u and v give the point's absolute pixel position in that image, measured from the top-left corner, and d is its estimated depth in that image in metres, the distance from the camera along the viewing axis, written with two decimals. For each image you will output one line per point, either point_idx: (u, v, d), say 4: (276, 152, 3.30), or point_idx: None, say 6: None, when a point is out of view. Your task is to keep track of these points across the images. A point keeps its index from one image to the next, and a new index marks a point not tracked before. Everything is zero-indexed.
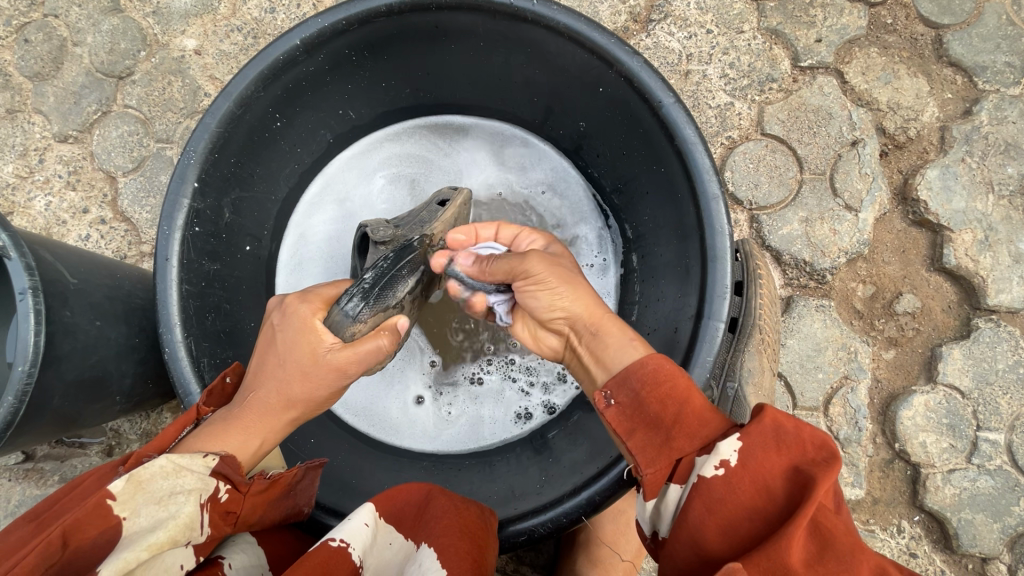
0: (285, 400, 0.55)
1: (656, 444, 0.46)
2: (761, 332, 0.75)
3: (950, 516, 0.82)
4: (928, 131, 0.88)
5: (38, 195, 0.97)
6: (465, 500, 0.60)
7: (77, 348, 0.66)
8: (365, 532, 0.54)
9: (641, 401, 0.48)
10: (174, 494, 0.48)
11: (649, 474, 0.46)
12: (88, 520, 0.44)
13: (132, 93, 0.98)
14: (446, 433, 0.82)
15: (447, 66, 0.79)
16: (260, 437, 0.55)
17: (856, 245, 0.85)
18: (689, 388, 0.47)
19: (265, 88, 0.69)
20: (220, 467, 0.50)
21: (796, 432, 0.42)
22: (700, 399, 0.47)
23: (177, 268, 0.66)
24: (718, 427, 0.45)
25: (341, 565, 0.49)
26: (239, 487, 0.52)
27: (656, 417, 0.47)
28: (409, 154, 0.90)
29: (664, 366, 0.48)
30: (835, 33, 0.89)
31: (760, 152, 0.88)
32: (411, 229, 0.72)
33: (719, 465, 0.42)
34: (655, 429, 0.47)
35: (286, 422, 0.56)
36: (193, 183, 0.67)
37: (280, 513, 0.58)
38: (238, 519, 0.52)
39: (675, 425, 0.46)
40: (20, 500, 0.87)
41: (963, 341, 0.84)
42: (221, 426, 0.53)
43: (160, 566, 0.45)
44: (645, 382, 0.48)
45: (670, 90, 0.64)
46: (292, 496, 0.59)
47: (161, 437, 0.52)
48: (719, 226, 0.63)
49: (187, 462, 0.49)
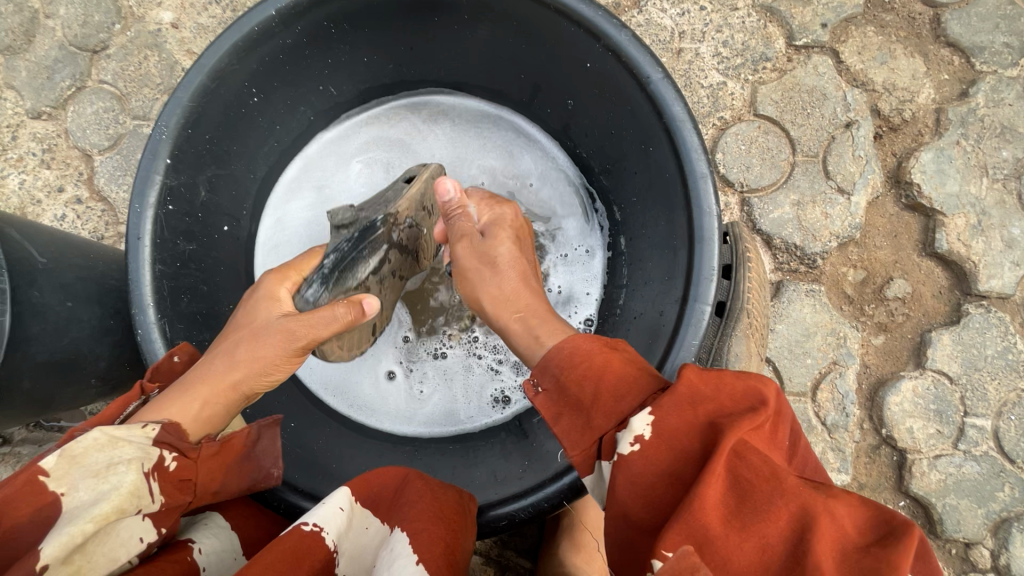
0: (231, 363, 0.55)
1: (579, 426, 0.46)
2: (749, 315, 0.74)
3: (934, 501, 0.82)
4: (923, 113, 0.86)
5: (12, 173, 0.94)
6: (442, 486, 0.59)
7: (47, 330, 0.64)
8: (339, 516, 0.52)
9: (561, 385, 0.48)
10: (113, 465, 0.46)
11: (577, 457, 0.46)
12: (21, 497, 0.42)
13: (107, 68, 0.94)
14: (420, 413, 0.81)
15: (431, 41, 0.76)
16: (200, 400, 0.53)
17: (847, 229, 0.84)
18: (610, 362, 0.47)
19: (240, 61, 0.67)
20: (160, 436, 0.49)
21: (710, 391, 0.42)
22: (615, 374, 0.46)
23: (150, 248, 0.64)
24: (636, 397, 0.44)
25: (314, 549, 0.48)
26: (187, 454, 0.51)
27: (577, 399, 0.47)
28: (391, 133, 0.87)
29: (580, 346, 0.49)
30: (831, 11, 0.87)
31: (753, 133, 0.86)
32: (373, 210, 0.69)
33: (634, 440, 0.41)
34: (577, 411, 0.46)
35: (231, 387, 0.55)
36: (165, 159, 0.65)
37: (243, 482, 0.56)
38: (195, 489, 0.52)
39: (595, 405, 0.45)
40: None
41: (953, 327, 0.84)
42: (164, 392, 0.53)
43: (115, 541, 0.45)
44: (563, 366, 0.48)
45: (660, 66, 0.62)
46: (252, 460, 0.57)
47: (106, 413, 0.51)
48: (707, 207, 0.61)
49: (123, 433, 0.47)
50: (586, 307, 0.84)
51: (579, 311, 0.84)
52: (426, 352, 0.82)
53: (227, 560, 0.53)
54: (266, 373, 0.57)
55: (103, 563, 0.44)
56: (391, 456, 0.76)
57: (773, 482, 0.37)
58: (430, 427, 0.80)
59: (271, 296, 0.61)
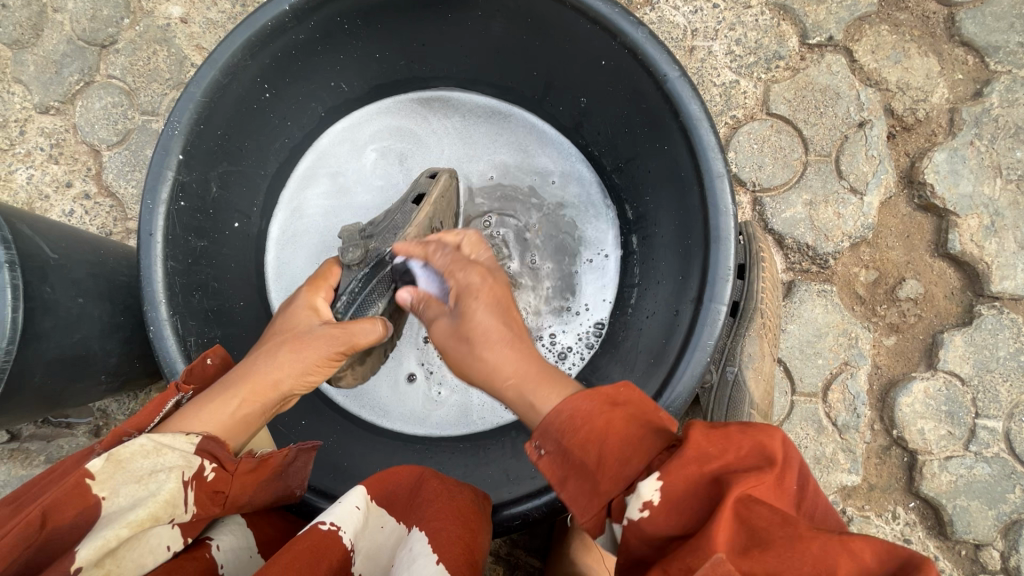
0: (275, 364, 0.56)
1: (586, 490, 0.42)
2: (762, 316, 0.74)
3: (945, 503, 0.82)
4: (937, 113, 0.85)
5: (19, 168, 0.94)
6: (458, 484, 0.59)
7: (58, 326, 0.63)
8: (356, 515, 0.52)
9: (564, 448, 0.43)
10: (155, 472, 0.46)
11: (588, 523, 0.43)
12: (66, 500, 0.42)
13: (116, 63, 0.94)
14: (435, 415, 0.81)
15: (444, 38, 0.76)
16: (240, 399, 0.54)
17: (860, 229, 0.84)
18: (614, 422, 0.43)
19: (253, 57, 0.66)
20: (203, 444, 0.49)
21: (715, 448, 0.39)
22: (620, 432, 0.42)
23: (162, 244, 0.64)
24: (642, 459, 0.41)
25: (332, 547, 0.48)
26: (226, 466, 0.50)
27: (582, 462, 0.43)
28: (403, 128, 0.87)
29: (580, 406, 0.44)
30: (845, 9, 0.86)
31: (765, 132, 0.86)
32: (382, 241, 0.71)
33: (643, 507, 0.38)
34: (584, 475, 0.43)
35: (275, 391, 0.56)
36: (178, 155, 0.64)
37: (269, 496, 0.56)
38: (226, 501, 0.51)
39: (600, 469, 0.42)
40: (5, 480, 0.85)
41: (965, 328, 0.83)
42: (209, 393, 0.54)
43: (143, 547, 0.45)
44: (564, 429, 0.44)
45: (676, 64, 0.62)
46: (282, 478, 0.58)
47: (142, 415, 0.51)
48: (724, 206, 0.61)
49: (168, 440, 0.48)
50: (597, 311, 0.83)
51: (590, 316, 0.83)
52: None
53: (245, 557, 0.53)
54: (306, 374, 0.58)
55: (131, 567, 0.44)
56: (402, 455, 0.76)
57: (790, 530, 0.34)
58: (443, 429, 0.80)
59: (310, 306, 0.63)
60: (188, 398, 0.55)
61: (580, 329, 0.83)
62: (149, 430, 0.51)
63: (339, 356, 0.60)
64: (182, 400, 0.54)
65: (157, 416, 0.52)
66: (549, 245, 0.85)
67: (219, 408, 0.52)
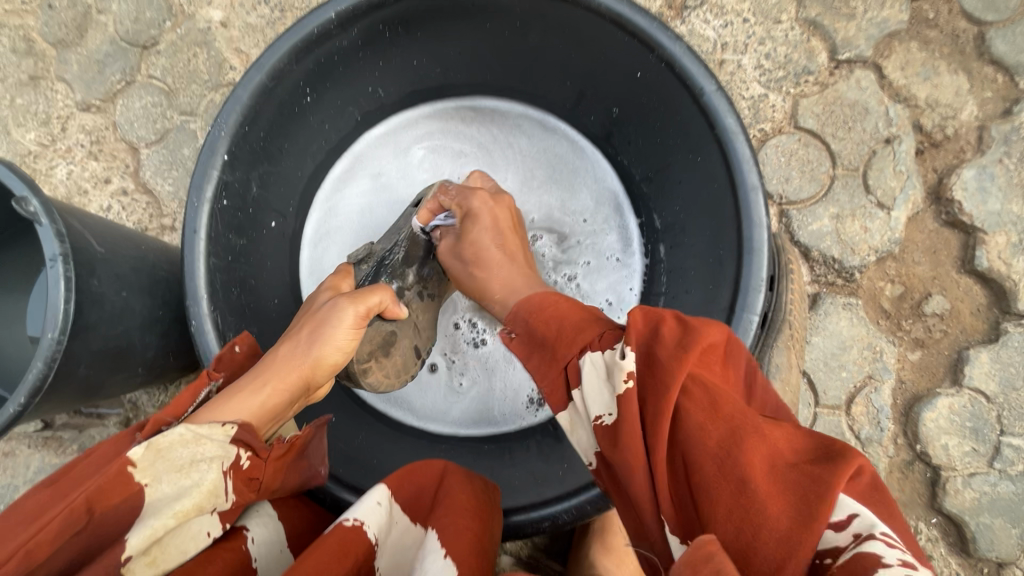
0: (294, 346, 0.60)
1: (547, 362, 0.48)
2: (790, 327, 0.74)
3: (968, 520, 0.82)
4: (965, 130, 0.86)
5: (60, 163, 0.96)
6: (469, 476, 0.61)
7: (104, 318, 0.65)
8: (378, 510, 0.53)
9: (530, 329, 0.51)
10: (196, 462, 0.48)
11: (547, 388, 0.48)
12: (110, 489, 0.44)
13: (156, 64, 0.96)
14: (457, 408, 0.85)
15: (480, 47, 0.78)
16: (270, 387, 0.57)
17: (887, 243, 0.84)
18: (572, 309, 0.50)
19: (298, 61, 0.68)
20: (239, 434, 0.52)
21: (654, 330, 0.44)
22: (581, 315, 0.49)
23: (205, 241, 0.66)
24: (596, 330, 0.47)
25: (357, 542, 0.49)
26: (260, 455, 0.54)
27: (546, 339, 0.49)
28: (449, 131, 0.90)
29: (549, 300, 0.52)
30: (875, 26, 0.87)
31: (793, 146, 0.87)
32: (386, 240, 0.79)
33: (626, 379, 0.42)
34: (543, 351, 0.49)
35: (298, 379, 0.59)
36: (223, 156, 0.66)
37: (297, 479, 0.60)
38: (260, 486, 0.54)
39: (560, 342, 0.48)
40: (39, 467, 0.87)
41: (991, 345, 0.83)
42: (223, 395, 0.55)
43: (186, 534, 0.48)
44: (534, 312, 0.52)
45: (713, 77, 0.63)
46: (306, 458, 0.61)
47: (178, 402, 0.54)
48: (758, 218, 0.62)
49: (206, 431, 0.50)
50: (624, 314, 0.86)
51: (619, 316, 0.86)
52: (466, 342, 0.87)
53: (276, 552, 0.55)
54: (324, 357, 0.61)
55: (174, 554, 0.47)
56: (429, 454, 0.78)
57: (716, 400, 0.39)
58: (465, 422, 0.84)
59: (332, 287, 0.69)
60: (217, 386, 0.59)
61: None
62: (185, 418, 0.53)
63: (358, 326, 0.63)
64: (213, 388, 0.58)
65: (191, 406, 0.55)
66: (574, 252, 0.88)
67: (248, 397, 0.55)
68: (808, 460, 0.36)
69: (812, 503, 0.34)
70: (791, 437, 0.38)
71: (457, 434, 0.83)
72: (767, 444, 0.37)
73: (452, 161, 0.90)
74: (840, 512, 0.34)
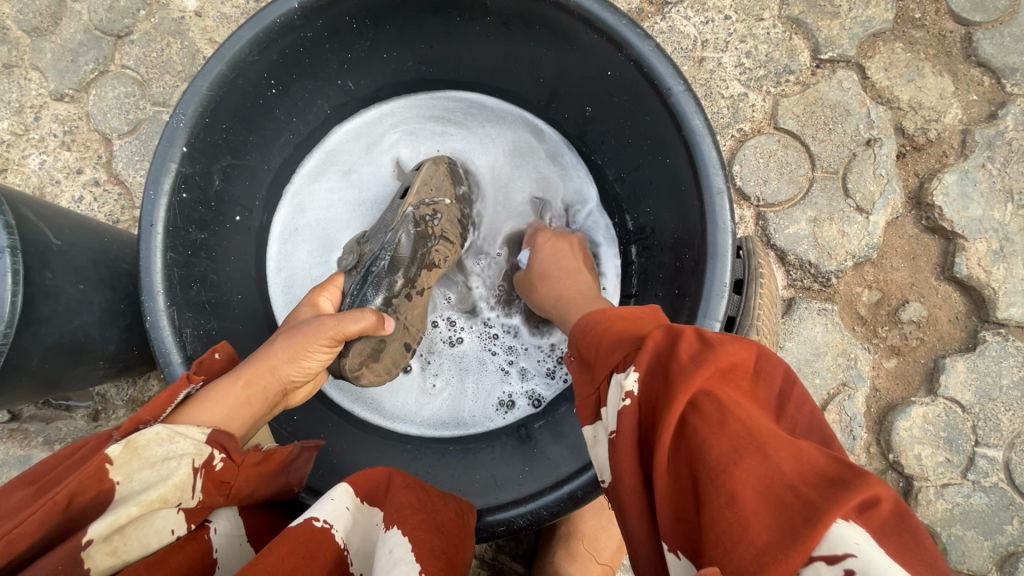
0: (273, 352, 0.62)
1: (587, 382, 0.45)
2: (758, 334, 0.71)
3: (939, 531, 0.80)
4: (949, 133, 0.84)
5: (33, 153, 0.95)
6: (440, 497, 0.60)
7: (58, 311, 0.64)
8: (346, 515, 0.53)
9: (579, 352, 0.49)
10: (167, 459, 0.48)
11: (580, 403, 0.45)
12: (88, 483, 0.44)
13: (130, 53, 0.95)
14: (427, 409, 0.84)
15: (451, 41, 0.76)
16: (244, 388, 0.58)
17: (865, 248, 0.82)
18: (619, 326, 0.48)
19: (261, 53, 0.67)
20: (214, 434, 0.52)
21: (671, 343, 0.41)
22: (621, 328, 0.47)
23: (162, 235, 0.65)
24: (624, 349, 0.44)
25: (326, 543, 0.49)
26: (233, 457, 0.54)
27: (588, 358, 0.47)
28: (422, 126, 0.88)
29: (597, 318, 0.51)
30: (859, 25, 0.85)
31: (772, 147, 0.85)
32: (375, 241, 0.76)
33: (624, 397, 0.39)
34: (586, 371, 0.46)
35: (276, 386, 0.61)
36: (182, 148, 0.65)
37: (268, 491, 0.59)
38: (229, 492, 0.53)
39: (596, 360, 0.46)
40: (4, 459, 0.86)
41: (969, 354, 0.82)
42: (201, 398, 0.56)
43: (150, 527, 0.46)
44: (585, 333, 0.50)
45: (681, 77, 0.62)
46: (281, 472, 0.61)
47: (155, 404, 0.52)
48: (722, 223, 0.60)
49: (182, 429, 0.50)
50: None
51: None
52: (441, 341, 0.86)
53: (236, 544, 0.54)
54: (301, 362, 0.63)
55: (137, 548, 0.45)
56: (392, 454, 0.77)
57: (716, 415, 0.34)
58: (435, 422, 0.83)
59: (313, 303, 0.69)
60: (197, 389, 0.57)
61: None
62: (162, 420, 0.52)
63: (333, 344, 0.64)
64: (192, 390, 0.56)
65: (169, 407, 0.53)
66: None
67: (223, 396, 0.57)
68: (811, 483, 0.31)
69: (799, 528, 0.29)
70: (799, 455, 0.32)
71: (426, 434, 0.82)
72: (767, 465, 0.32)
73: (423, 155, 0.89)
74: (831, 542, 0.28)
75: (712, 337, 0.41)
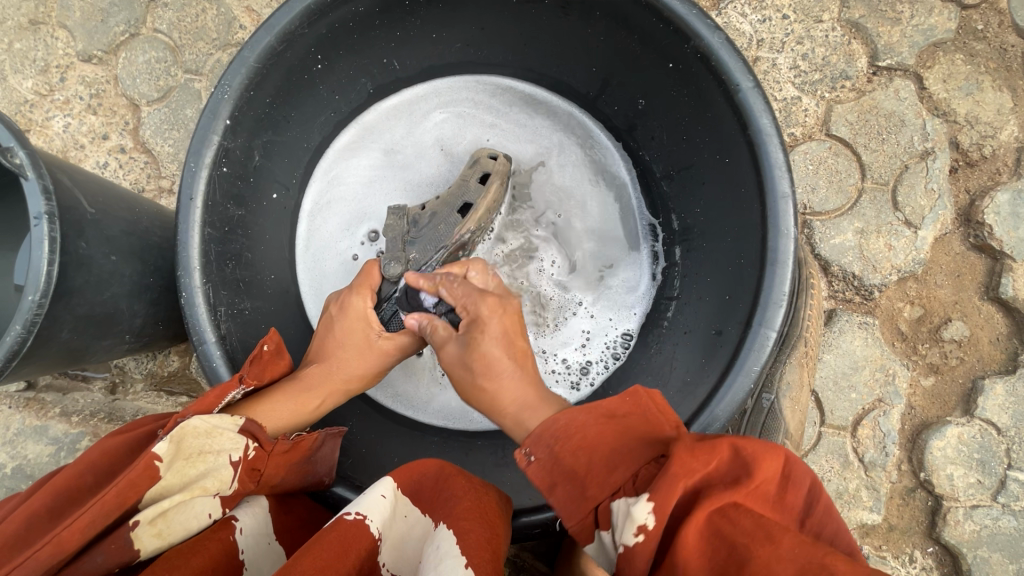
0: (328, 368, 0.64)
1: (576, 498, 0.44)
2: (805, 345, 0.73)
3: (965, 552, 0.80)
4: (1004, 150, 0.82)
5: (57, 115, 0.92)
6: (482, 484, 0.58)
7: (89, 282, 0.62)
8: (382, 504, 0.52)
9: (556, 455, 0.46)
10: (203, 453, 0.49)
11: (577, 526, 0.45)
12: (136, 482, 0.45)
13: (163, 17, 0.92)
14: (438, 400, 0.81)
15: (504, 24, 0.73)
16: (322, 396, 0.63)
17: (910, 263, 0.81)
18: (605, 431, 0.45)
19: (310, 25, 0.64)
20: (247, 425, 0.53)
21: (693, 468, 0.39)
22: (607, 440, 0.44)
23: (201, 210, 0.62)
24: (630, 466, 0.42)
25: (359, 535, 0.48)
26: (265, 446, 0.55)
27: (574, 469, 0.45)
28: (468, 109, 0.85)
29: (574, 417, 0.46)
30: (920, 34, 0.83)
31: (822, 154, 0.83)
32: (425, 253, 0.71)
33: (637, 532, 0.39)
34: (573, 481, 0.45)
35: (343, 391, 0.65)
36: (225, 120, 0.63)
37: (300, 482, 0.59)
38: (260, 479, 0.55)
39: (589, 475, 0.44)
40: (19, 429, 0.84)
41: (1008, 376, 0.81)
42: (257, 398, 0.60)
43: (190, 512, 0.48)
44: (559, 436, 0.46)
45: (750, 73, 0.59)
46: (311, 463, 0.60)
47: (206, 400, 0.53)
48: (785, 228, 0.58)
49: (217, 421, 0.51)
50: (624, 320, 0.81)
51: (618, 325, 0.81)
52: None
53: (263, 544, 0.52)
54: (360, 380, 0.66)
55: (179, 530, 0.47)
56: (420, 447, 0.76)
57: (760, 551, 0.36)
58: (446, 414, 0.80)
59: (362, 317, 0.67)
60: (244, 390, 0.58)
61: (607, 340, 0.81)
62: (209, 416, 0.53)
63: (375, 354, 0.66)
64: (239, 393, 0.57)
65: (216, 407, 0.54)
66: (573, 240, 0.83)
67: (303, 403, 0.62)
68: None
69: None
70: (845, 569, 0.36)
71: (441, 427, 0.79)
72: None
73: (465, 135, 0.85)
74: None
75: (735, 447, 0.41)
